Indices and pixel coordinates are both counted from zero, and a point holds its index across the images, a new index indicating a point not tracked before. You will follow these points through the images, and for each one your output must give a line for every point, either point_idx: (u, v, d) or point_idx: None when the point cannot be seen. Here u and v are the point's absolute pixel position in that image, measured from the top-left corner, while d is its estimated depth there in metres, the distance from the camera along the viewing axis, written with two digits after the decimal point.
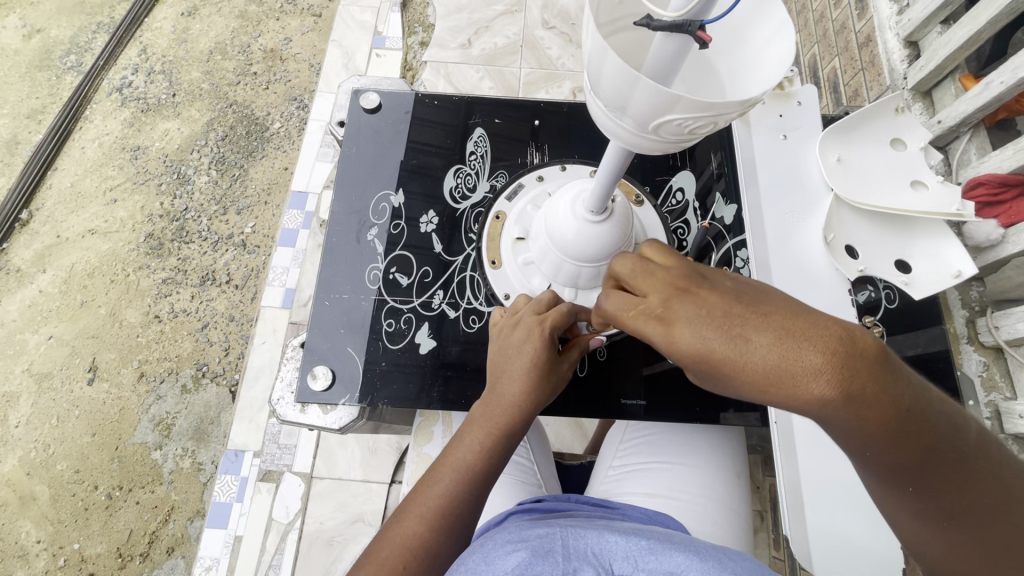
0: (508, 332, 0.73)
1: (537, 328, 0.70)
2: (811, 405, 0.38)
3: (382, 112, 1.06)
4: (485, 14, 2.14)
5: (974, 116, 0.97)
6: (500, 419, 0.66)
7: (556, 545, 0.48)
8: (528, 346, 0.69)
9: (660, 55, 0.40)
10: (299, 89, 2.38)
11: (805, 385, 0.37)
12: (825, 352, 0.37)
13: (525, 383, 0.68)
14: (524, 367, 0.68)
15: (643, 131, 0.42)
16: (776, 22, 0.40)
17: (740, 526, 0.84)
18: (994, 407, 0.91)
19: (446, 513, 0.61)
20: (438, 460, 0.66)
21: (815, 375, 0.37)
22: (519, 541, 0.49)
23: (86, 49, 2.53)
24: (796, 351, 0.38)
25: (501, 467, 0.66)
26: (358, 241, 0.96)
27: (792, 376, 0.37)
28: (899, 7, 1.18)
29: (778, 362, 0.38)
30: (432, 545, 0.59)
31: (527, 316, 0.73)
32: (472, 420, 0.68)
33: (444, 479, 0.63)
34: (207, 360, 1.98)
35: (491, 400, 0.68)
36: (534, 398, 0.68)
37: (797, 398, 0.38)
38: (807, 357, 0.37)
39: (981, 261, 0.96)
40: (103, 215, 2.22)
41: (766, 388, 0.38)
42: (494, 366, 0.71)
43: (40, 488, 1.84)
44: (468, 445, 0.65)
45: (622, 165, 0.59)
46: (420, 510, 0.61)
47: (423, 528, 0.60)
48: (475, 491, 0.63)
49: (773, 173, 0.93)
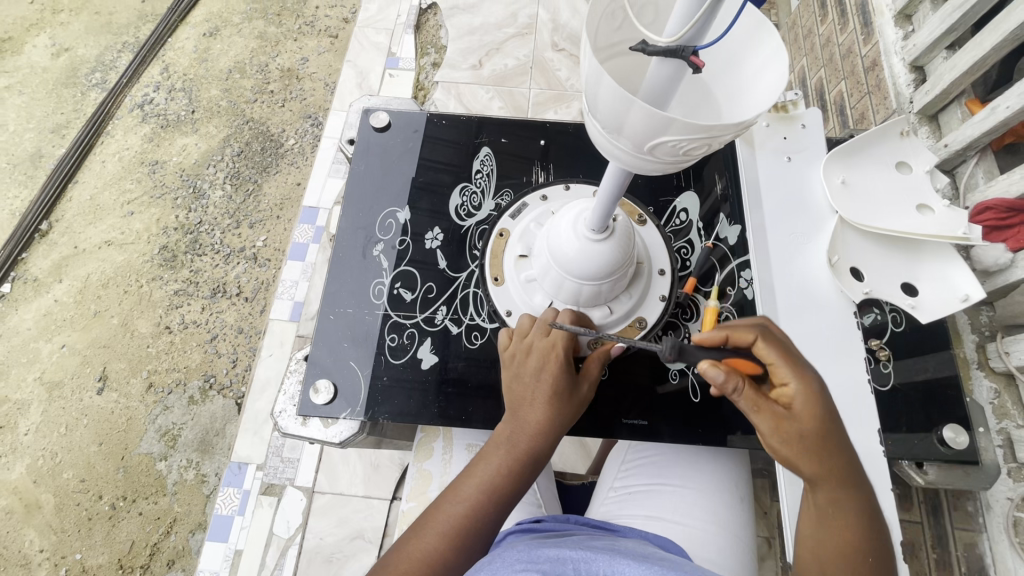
0: (519, 357, 0.72)
1: (553, 352, 0.71)
2: (829, 474, 0.61)
3: (390, 130, 1.08)
4: (496, 36, 2.19)
5: (981, 141, 0.97)
6: (523, 442, 0.67)
7: (567, 568, 0.51)
8: (549, 372, 0.70)
9: (656, 79, 0.40)
10: (314, 107, 2.45)
11: (839, 467, 0.61)
12: (851, 468, 0.62)
13: (547, 409, 0.69)
14: (545, 393, 0.69)
15: (641, 153, 0.43)
16: (771, 48, 0.41)
17: (746, 553, 0.82)
18: (1007, 435, 0.89)
19: (469, 533, 0.61)
20: (458, 479, 0.66)
21: (843, 467, 0.61)
22: (530, 562, 0.52)
23: (111, 67, 2.62)
24: (847, 455, 0.62)
25: (524, 490, 0.66)
26: (364, 256, 0.98)
27: (838, 457, 0.61)
28: (904, 33, 1.20)
29: (840, 447, 0.61)
30: (454, 563, 0.59)
31: (537, 340, 0.73)
32: (495, 443, 0.67)
33: (466, 500, 0.63)
34: (215, 372, 2.00)
35: (515, 423, 0.68)
36: (554, 425, 0.69)
37: (831, 467, 0.61)
38: (846, 461, 0.61)
39: (990, 286, 0.95)
40: (119, 227, 2.27)
41: (825, 451, 0.60)
42: (512, 387, 0.71)
43: (45, 496, 1.85)
44: (492, 466, 0.65)
45: (621, 185, 0.60)
46: (439, 527, 0.61)
47: (442, 547, 0.60)
48: (498, 512, 0.63)
49: (778, 195, 0.93)
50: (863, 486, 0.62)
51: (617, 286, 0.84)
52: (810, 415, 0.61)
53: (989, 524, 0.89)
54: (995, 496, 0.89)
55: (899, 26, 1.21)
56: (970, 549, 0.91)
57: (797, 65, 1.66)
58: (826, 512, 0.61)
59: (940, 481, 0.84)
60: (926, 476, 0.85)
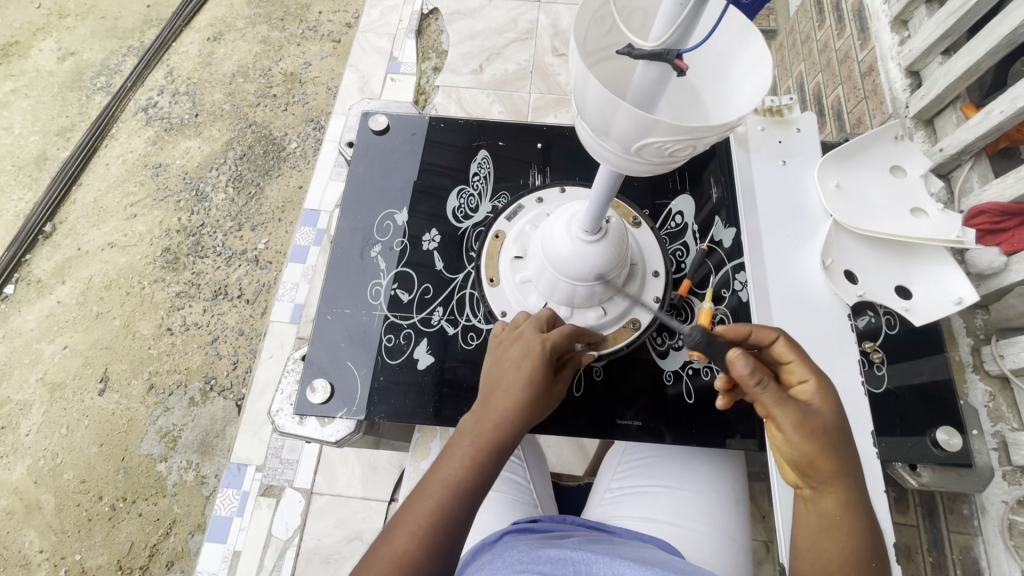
0: (508, 344, 0.75)
1: (530, 344, 0.73)
2: (839, 479, 0.60)
3: (389, 133, 1.09)
4: (497, 41, 2.21)
5: (976, 145, 0.98)
6: (490, 430, 0.66)
7: (566, 570, 0.52)
8: (521, 361, 0.71)
9: (643, 82, 0.41)
10: (316, 111, 2.47)
11: (850, 473, 0.61)
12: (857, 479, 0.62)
13: (518, 397, 0.68)
14: (515, 381, 0.69)
15: (628, 154, 0.43)
16: (755, 51, 0.42)
17: (741, 555, 0.82)
18: (1001, 438, 0.89)
19: (438, 527, 0.59)
20: (427, 476, 0.65)
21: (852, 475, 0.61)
22: (531, 563, 0.52)
23: (116, 71, 2.64)
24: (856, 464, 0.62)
25: (491, 480, 0.65)
26: (362, 257, 0.99)
27: (850, 463, 0.61)
28: (900, 38, 1.21)
29: (853, 453, 0.61)
30: (424, 560, 0.57)
31: (518, 335, 0.75)
32: (463, 434, 0.67)
33: (436, 494, 0.61)
34: (215, 374, 2.01)
35: (484, 413, 0.68)
36: (525, 413, 0.68)
37: (842, 472, 0.60)
38: (856, 469, 0.61)
39: (984, 289, 0.95)
40: (122, 229, 2.29)
41: (839, 453, 0.60)
42: (487, 380, 0.72)
43: (46, 497, 1.86)
44: (458, 457, 0.64)
45: (613, 187, 0.61)
46: (409, 527, 0.59)
47: (414, 545, 0.58)
48: (467, 502, 0.62)
49: (773, 199, 0.94)
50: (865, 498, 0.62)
51: (610, 288, 0.85)
52: (830, 413, 0.61)
53: (984, 526, 0.90)
54: (990, 499, 0.89)
55: (895, 32, 1.22)
56: (966, 552, 0.91)
57: (795, 70, 1.67)
58: (831, 517, 0.61)
59: (933, 483, 0.85)
60: (920, 478, 0.86)
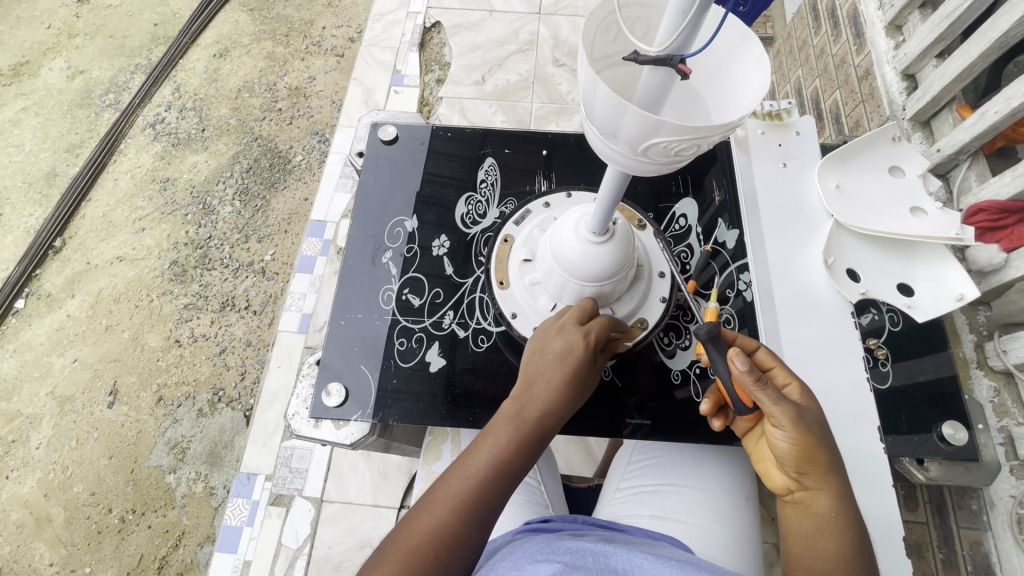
0: (548, 336, 0.76)
1: (582, 339, 0.74)
2: (826, 480, 0.64)
3: (398, 143, 1.11)
4: (498, 53, 2.25)
5: (972, 145, 1.00)
6: (532, 420, 0.68)
7: (587, 561, 0.52)
8: (575, 354, 0.73)
9: (649, 87, 0.43)
10: (321, 124, 2.51)
11: (835, 476, 0.65)
12: (844, 483, 0.65)
13: (559, 389, 0.70)
14: (562, 374, 0.71)
15: (636, 154, 0.45)
16: (754, 56, 0.44)
17: (752, 552, 0.82)
18: (1007, 433, 0.89)
19: (477, 505, 0.60)
20: (463, 455, 0.65)
21: (837, 478, 0.65)
22: (551, 554, 0.53)
23: (124, 88, 2.69)
24: (841, 469, 0.65)
25: (524, 472, 0.66)
26: (373, 264, 1.01)
27: (834, 466, 0.65)
28: (896, 42, 1.23)
29: (837, 459, 0.65)
30: (466, 537, 0.59)
31: (572, 326, 0.76)
32: (503, 418, 0.68)
33: (474, 474, 0.62)
34: (223, 385, 2.03)
35: (523, 400, 0.70)
36: (565, 406, 0.71)
37: (830, 473, 0.64)
38: (841, 473, 0.65)
39: (985, 285, 0.96)
40: (131, 243, 2.32)
41: (824, 453, 0.64)
42: (527, 366, 0.74)
43: (56, 510, 1.87)
44: (499, 440, 0.66)
45: (620, 189, 0.62)
46: (447, 504, 0.60)
47: (454, 519, 0.59)
48: (502, 489, 0.63)
49: (775, 202, 0.97)
50: (853, 502, 0.65)
51: (618, 288, 0.86)
52: (815, 413, 0.65)
53: (994, 521, 0.91)
54: (999, 494, 0.90)
55: (890, 36, 1.24)
56: (976, 548, 0.92)
57: (793, 76, 1.70)
58: (822, 516, 0.64)
59: (941, 477, 0.88)
60: (927, 472, 0.88)
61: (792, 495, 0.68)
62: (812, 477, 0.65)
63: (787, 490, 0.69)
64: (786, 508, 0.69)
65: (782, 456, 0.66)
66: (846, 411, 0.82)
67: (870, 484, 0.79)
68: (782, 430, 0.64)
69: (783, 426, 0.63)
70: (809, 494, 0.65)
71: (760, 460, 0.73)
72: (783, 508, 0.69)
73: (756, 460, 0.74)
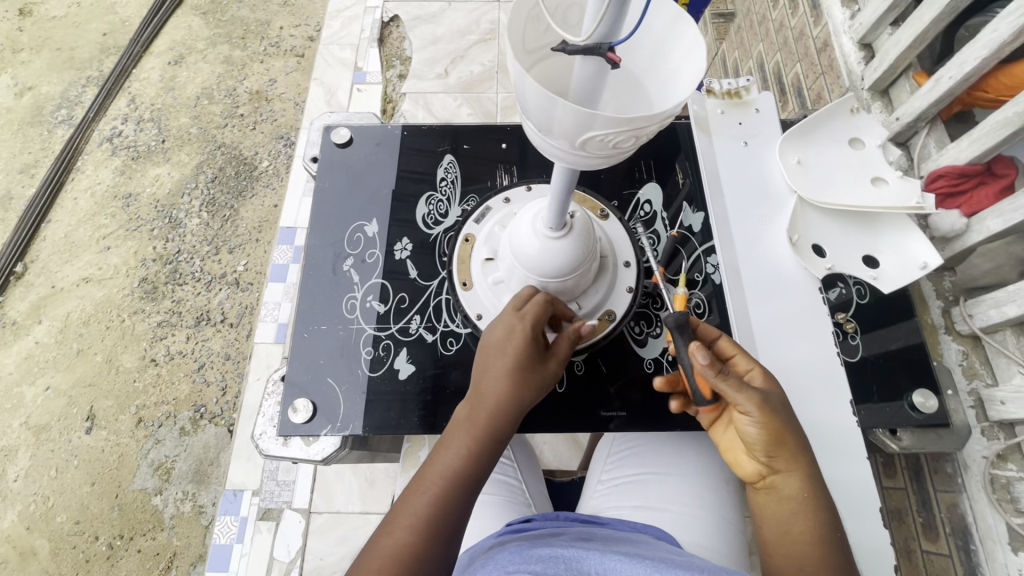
0: (491, 330, 0.75)
1: (520, 325, 0.73)
2: (796, 463, 0.64)
3: (352, 145, 1.08)
4: (459, 44, 2.22)
5: (929, 111, 0.99)
6: (484, 420, 0.68)
7: (559, 568, 0.51)
8: (513, 341, 0.72)
9: (582, 77, 0.42)
10: (285, 127, 2.45)
11: (804, 458, 0.64)
12: (813, 464, 0.65)
13: (508, 382, 0.70)
14: (507, 365, 0.71)
15: (575, 149, 0.43)
16: (689, 39, 0.43)
17: (734, 537, 0.83)
18: (976, 395, 0.89)
19: (438, 521, 0.60)
20: (422, 469, 0.65)
21: (804, 460, 0.65)
22: (523, 564, 0.52)
23: (77, 102, 2.59)
24: (809, 452, 0.65)
25: (485, 476, 0.66)
26: (335, 272, 0.98)
27: (801, 448, 0.65)
28: (851, 12, 1.22)
29: (803, 440, 0.65)
30: (430, 555, 0.58)
31: (509, 313, 0.75)
32: (460, 425, 0.68)
33: (431, 490, 0.62)
34: (204, 402, 1.98)
35: (477, 402, 0.69)
36: (517, 399, 0.70)
37: (798, 455, 0.64)
38: (809, 455, 0.65)
39: (949, 252, 0.97)
40: (96, 263, 2.24)
41: (790, 435, 0.64)
42: (477, 366, 0.74)
43: (40, 542, 1.82)
44: (455, 448, 0.65)
45: (572, 181, 0.61)
46: (407, 521, 0.59)
47: (415, 536, 0.58)
48: (462, 498, 0.62)
49: (738, 182, 0.96)
50: (824, 483, 0.65)
51: (582, 282, 0.84)
52: (776, 394, 0.65)
53: (968, 483, 0.90)
54: (972, 456, 0.89)
55: (845, 6, 1.23)
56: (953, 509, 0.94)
57: (754, 51, 1.69)
58: (794, 499, 0.64)
59: (914, 446, 0.88)
60: (901, 442, 0.88)
61: (763, 481, 0.67)
62: (781, 461, 0.64)
63: (758, 477, 0.68)
64: (757, 495, 0.68)
65: (750, 442, 0.65)
66: (817, 388, 0.82)
67: (845, 457, 0.79)
68: (749, 416, 0.64)
69: (750, 411, 0.63)
70: (779, 479, 0.65)
71: (729, 449, 0.73)
72: (755, 495, 0.69)
73: (725, 449, 0.74)
